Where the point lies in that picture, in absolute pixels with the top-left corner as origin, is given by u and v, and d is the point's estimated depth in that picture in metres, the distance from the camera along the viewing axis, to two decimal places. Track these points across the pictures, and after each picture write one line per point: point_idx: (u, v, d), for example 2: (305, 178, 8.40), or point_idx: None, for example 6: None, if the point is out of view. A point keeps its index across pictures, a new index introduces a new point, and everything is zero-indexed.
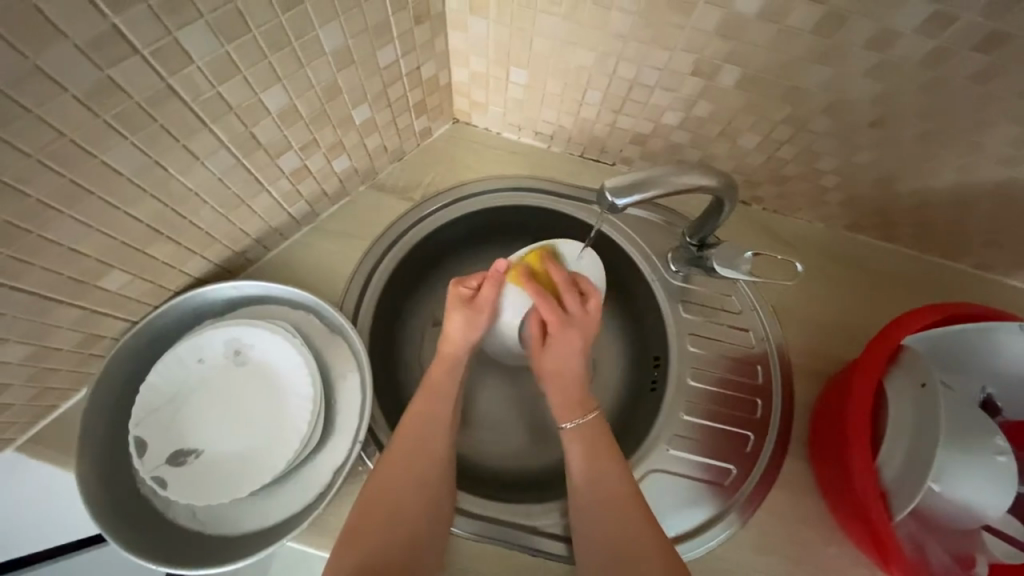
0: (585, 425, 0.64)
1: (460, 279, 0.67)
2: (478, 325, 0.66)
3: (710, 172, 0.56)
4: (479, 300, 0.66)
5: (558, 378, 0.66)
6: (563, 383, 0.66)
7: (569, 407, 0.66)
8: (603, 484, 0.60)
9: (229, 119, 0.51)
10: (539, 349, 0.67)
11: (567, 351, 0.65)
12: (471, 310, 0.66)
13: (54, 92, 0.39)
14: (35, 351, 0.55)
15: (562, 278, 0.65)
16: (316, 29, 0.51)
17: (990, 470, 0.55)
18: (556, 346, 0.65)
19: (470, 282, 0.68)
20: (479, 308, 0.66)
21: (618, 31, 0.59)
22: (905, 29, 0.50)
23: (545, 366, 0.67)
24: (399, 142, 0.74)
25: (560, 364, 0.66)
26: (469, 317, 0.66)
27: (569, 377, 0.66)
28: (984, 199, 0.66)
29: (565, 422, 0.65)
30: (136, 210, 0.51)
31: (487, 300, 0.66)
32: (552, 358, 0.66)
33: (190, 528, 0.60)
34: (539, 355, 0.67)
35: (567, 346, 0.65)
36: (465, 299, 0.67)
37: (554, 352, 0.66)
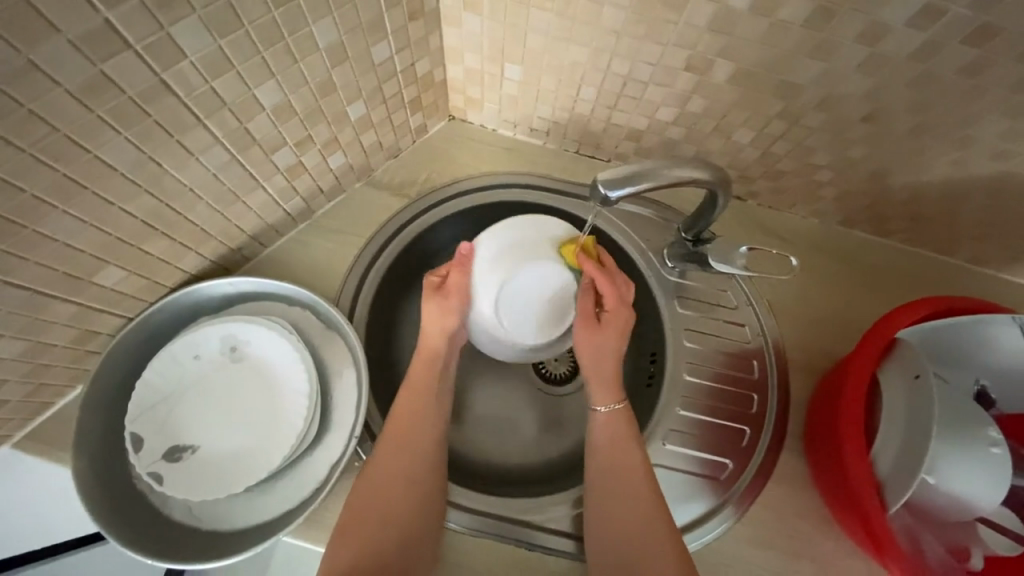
0: (620, 412, 0.63)
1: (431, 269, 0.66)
2: (450, 310, 0.63)
3: (702, 166, 0.56)
4: (449, 286, 0.63)
5: (600, 360, 0.63)
6: (605, 366, 0.63)
7: (609, 391, 0.63)
8: (604, 478, 0.61)
9: (223, 115, 0.51)
10: (589, 326, 0.63)
11: (617, 333, 0.63)
12: (441, 297, 0.63)
13: (48, 86, 0.39)
14: (30, 347, 0.55)
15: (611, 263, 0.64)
16: (310, 25, 0.51)
17: (982, 461, 0.55)
18: (609, 325, 0.63)
19: (441, 271, 0.66)
20: (448, 294, 0.63)
21: (611, 27, 0.59)
22: (895, 23, 0.51)
23: (592, 344, 0.63)
24: (394, 139, 0.74)
25: (604, 345, 0.63)
26: (441, 305, 0.63)
27: (611, 361, 0.64)
28: (976, 193, 0.66)
29: (600, 404, 0.63)
30: (131, 206, 0.51)
31: (456, 285, 0.63)
32: (599, 337, 0.63)
33: (186, 524, 0.60)
34: (584, 331, 0.63)
35: (619, 326, 0.63)
36: (437, 288, 0.64)
37: (604, 332, 0.63)
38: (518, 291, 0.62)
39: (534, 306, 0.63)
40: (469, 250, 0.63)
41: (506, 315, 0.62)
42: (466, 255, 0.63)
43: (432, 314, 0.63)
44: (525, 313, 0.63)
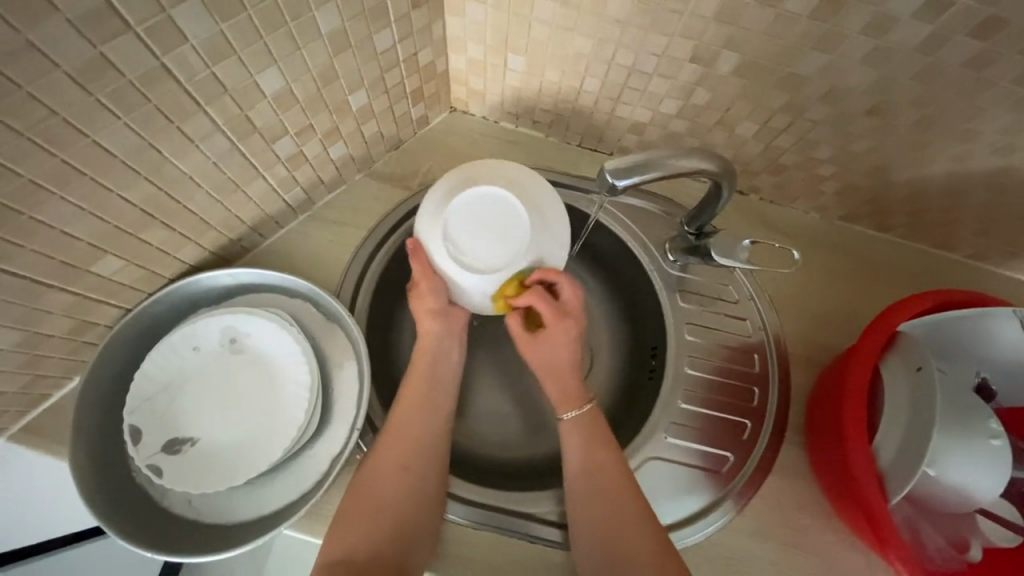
0: (581, 416, 0.63)
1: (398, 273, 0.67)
2: (425, 298, 0.64)
3: (709, 157, 0.55)
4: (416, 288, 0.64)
5: (552, 370, 0.64)
6: (557, 375, 0.64)
7: (568, 398, 0.63)
8: (600, 470, 0.60)
9: (224, 101, 0.50)
10: (528, 344, 0.64)
11: (554, 346, 0.63)
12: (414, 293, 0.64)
13: (46, 68, 0.38)
14: (27, 337, 0.54)
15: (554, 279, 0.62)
16: (312, 11, 0.50)
17: (983, 453, 0.55)
18: (545, 341, 0.63)
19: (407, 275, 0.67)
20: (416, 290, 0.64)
21: (616, 17, 0.59)
22: (902, 14, 0.51)
23: (540, 360, 0.64)
24: (395, 130, 0.74)
25: (551, 356, 0.64)
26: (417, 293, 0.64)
27: (564, 370, 0.64)
28: (976, 188, 0.66)
29: (565, 412, 0.63)
30: (129, 193, 0.51)
31: (422, 273, 0.62)
32: (540, 351, 0.64)
33: (186, 516, 0.59)
34: (527, 349, 0.65)
35: (563, 339, 0.63)
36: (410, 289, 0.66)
37: (544, 348, 0.64)
38: (474, 233, 0.61)
39: (497, 231, 0.61)
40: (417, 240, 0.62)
41: (482, 263, 0.61)
42: (416, 243, 0.62)
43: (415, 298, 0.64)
44: (496, 244, 0.61)
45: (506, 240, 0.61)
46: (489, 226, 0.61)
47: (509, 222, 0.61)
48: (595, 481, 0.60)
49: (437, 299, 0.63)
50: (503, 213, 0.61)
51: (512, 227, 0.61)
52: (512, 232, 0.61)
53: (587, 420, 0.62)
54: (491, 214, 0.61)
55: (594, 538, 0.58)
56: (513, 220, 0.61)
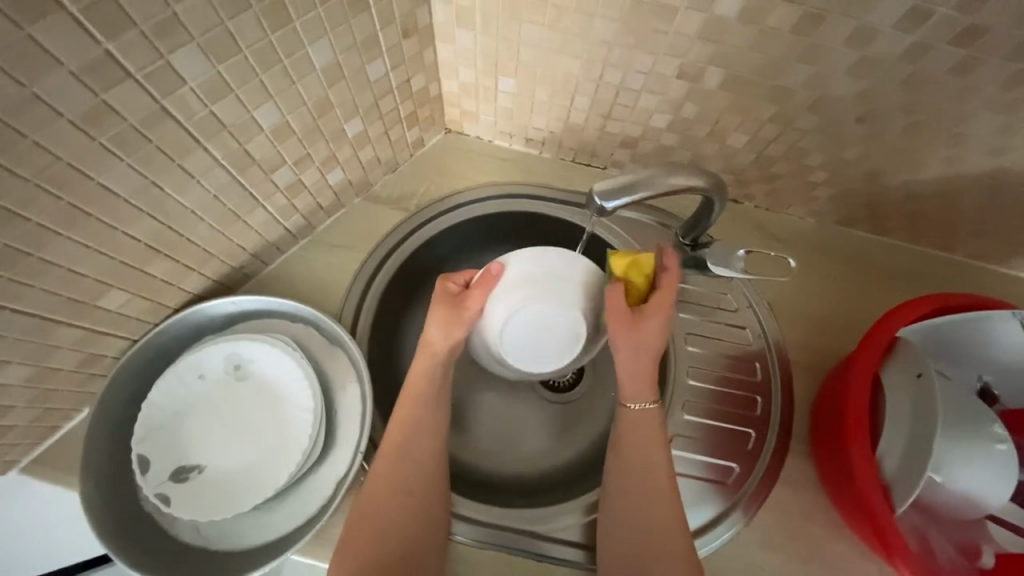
0: (647, 411, 0.61)
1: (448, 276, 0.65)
2: (457, 322, 0.63)
3: (698, 173, 0.56)
4: (464, 298, 0.63)
5: (644, 356, 0.60)
6: (647, 360, 0.60)
7: (643, 389, 0.61)
8: (629, 476, 0.60)
9: (223, 137, 0.52)
10: (634, 323, 0.59)
11: (660, 327, 0.60)
12: (455, 307, 0.63)
13: (50, 117, 0.40)
14: (37, 372, 0.55)
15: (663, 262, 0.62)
16: (306, 47, 0.52)
17: (989, 458, 0.55)
18: (655, 319, 0.59)
19: (458, 280, 0.65)
20: (462, 306, 0.63)
21: (602, 38, 0.60)
22: (882, 27, 0.51)
23: (638, 345, 0.59)
24: (392, 153, 0.75)
25: (643, 341, 0.59)
26: (452, 313, 0.63)
27: (654, 355, 0.60)
28: (970, 190, 0.66)
29: (633, 402, 0.61)
30: (132, 229, 0.52)
31: (473, 299, 0.63)
32: (646, 332, 0.59)
33: (194, 545, 0.60)
34: (625, 334, 0.59)
35: (661, 322, 0.60)
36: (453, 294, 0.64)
37: (648, 330, 0.59)
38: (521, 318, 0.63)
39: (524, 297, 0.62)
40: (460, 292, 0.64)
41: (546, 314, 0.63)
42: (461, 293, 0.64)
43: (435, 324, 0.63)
44: (534, 315, 0.62)
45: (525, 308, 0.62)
46: (505, 332, 0.64)
47: (500, 309, 0.63)
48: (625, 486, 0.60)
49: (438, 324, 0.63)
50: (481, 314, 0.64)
51: (505, 305, 0.62)
52: (512, 301, 0.62)
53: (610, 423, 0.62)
54: (483, 325, 0.64)
55: (622, 544, 0.59)
56: (500, 291, 0.63)
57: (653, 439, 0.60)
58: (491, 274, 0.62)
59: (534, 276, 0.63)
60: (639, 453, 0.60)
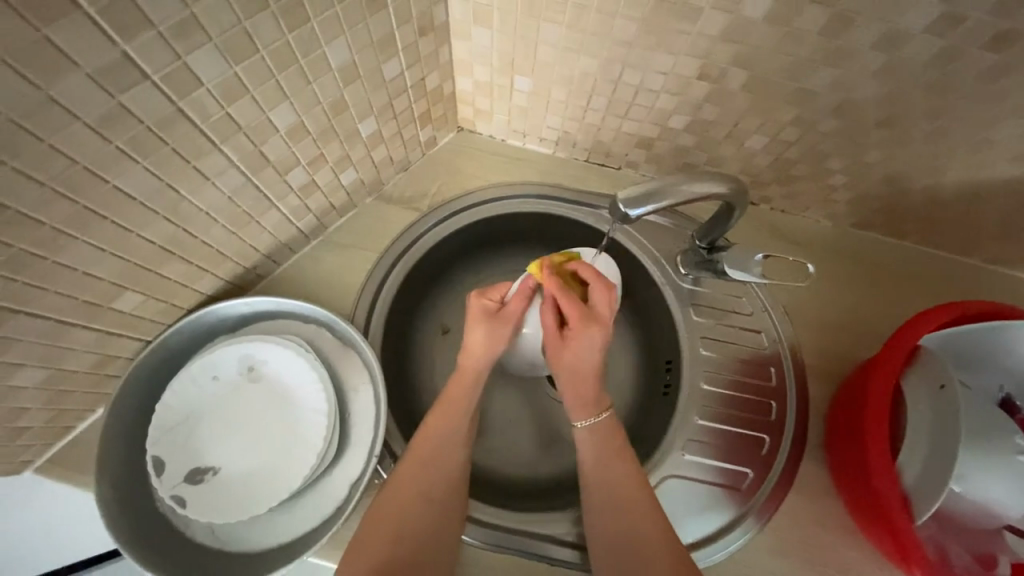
0: (601, 424, 0.62)
1: (483, 292, 0.64)
2: (501, 337, 0.63)
3: (721, 179, 0.55)
4: (508, 313, 0.64)
5: (576, 373, 0.61)
6: (581, 382, 0.61)
7: (583, 405, 0.62)
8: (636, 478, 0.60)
9: (238, 138, 0.51)
10: (556, 341, 0.62)
11: (587, 347, 0.60)
12: (497, 322, 0.63)
13: (66, 121, 0.39)
14: (51, 374, 0.55)
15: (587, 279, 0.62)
16: (323, 47, 0.51)
17: (1012, 470, 0.54)
18: (574, 339, 0.60)
19: (494, 294, 0.65)
20: (506, 321, 0.64)
21: (623, 38, 0.59)
22: (913, 30, 0.50)
23: (564, 362, 0.62)
24: (404, 153, 0.74)
25: (572, 361, 0.61)
26: (494, 330, 0.63)
27: (586, 376, 0.61)
28: (993, 195, 0.65)
29: (577, 419, 0.63)
30: (147, 232, 0.51)
31: (513, 312, 0.64)
32: (568, 351, 0.61)
33: (208, 546, 0.60)
34: (552, 349, 0.62)
35: (587, 343, 0.60)
36: (490, 312, 0.64)
37: (574, 349, 0.61)
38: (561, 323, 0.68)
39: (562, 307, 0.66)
40: (497, 306, 0.64)
41: None
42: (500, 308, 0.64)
43: (476, 342, 0.63)
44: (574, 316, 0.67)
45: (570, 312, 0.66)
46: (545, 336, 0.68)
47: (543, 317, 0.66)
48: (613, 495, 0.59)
49: (481, 337, 0.63)
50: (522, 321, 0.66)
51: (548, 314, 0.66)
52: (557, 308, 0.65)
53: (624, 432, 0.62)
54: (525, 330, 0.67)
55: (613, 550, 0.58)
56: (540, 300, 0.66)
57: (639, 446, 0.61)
58: (528, 286, 0.64)
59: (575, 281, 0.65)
60: None
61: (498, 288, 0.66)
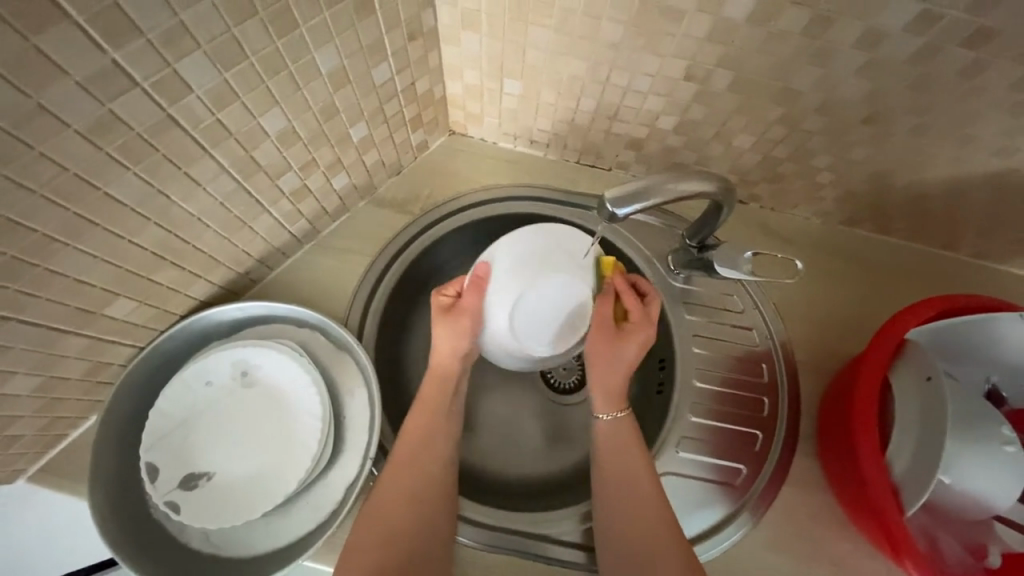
0: (623, 422, 0.63)
1: (440, 287, 0.66)
2: (463, 332, 0.64)
3: (707, 178, 0.56)
4: (461, 306, 0.64)
5: (613, 370, 0.63)
6: (614, 376, 0.63)
7: (612, 401, 0.63)
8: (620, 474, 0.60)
9: (229, 144, 0.52)
10: (609, 336, 0.62)
11: (637, 347, 0.62)
12: (452, 315, 0.64)
13: (56, 128, 0.39)
14: (44, 381, 0.55)
15: (644, 288, 0.65)
16: (312, 52, 0.51)
17: (999, 461, 0.55)
18: (631, 337, 0.62)
19: (450, 289, 0.66)
20: (461, 313, 0.64)
21: (610, 40, 0.60)
22: (893, 29, 0.51)
23: (608, 355, 0.63)
24: (396, 156, 0.75)
25: (616, 354, 0.62)
26: (452, 326, 0.64)
27: (622, 373, 0.63)
28: (977, 190, 0.66)
29: (601, 412, 0.64)
30: (139, 238, 0.52)
31: (467, 306, 0.64)
32: (625, 348, 0.62)
33: (204, 552, 0.60)
34: (598, 341, 0.63)
35: (643, 342, 0.62)
36: (448, 307, 0.65)
37: (622, 347, 0.62)
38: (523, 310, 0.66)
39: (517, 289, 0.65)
40: (451, 301, 0.65)
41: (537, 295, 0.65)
42: (454, 304, 0.65)
43: (442, 345, 0.64)
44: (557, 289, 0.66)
45: (536, 283, 0.65)
46: (510, 326, 0.66)
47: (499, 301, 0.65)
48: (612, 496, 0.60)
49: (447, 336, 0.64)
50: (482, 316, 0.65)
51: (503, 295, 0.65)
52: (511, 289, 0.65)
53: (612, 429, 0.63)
54: (489, 325, 0.65)
55: (614, 551, 0.58)
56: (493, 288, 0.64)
57: (624, 448, 0.62)
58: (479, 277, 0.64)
59: (534, 254, 0.65)
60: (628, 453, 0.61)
61: (450, 283, 0.67)
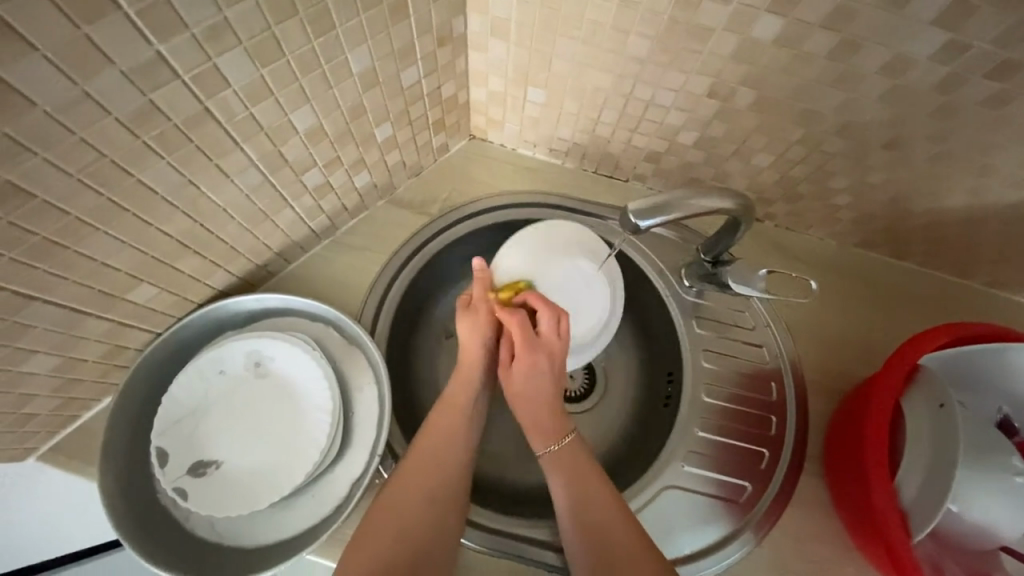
0: (564, 451, 0.61)
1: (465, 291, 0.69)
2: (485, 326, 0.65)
3: (727, 195, 0.56)
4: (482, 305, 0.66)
5: (525, 401, 0.63)
6: (532, 407, 0.63)
7: (543, 433, 0.63)
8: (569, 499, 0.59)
9: (260, 139, 0.53)
10: (506, 372, 0.65)
11: (533, 375, 0.63)
12: (473, 313, 0.66)
13: (98, 115, 0.41)
14: (63, 362, 0.56)
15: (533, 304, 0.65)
16: (346, 53, 0.52)
17: (1010, 492, 0.55)
18: (519, 369, 0.63)
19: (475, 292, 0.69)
20: (480, 312, 0.66)
21: (636, 55, 0.61)
22: (919, 57, 0.52)
23: (512, 388, 0.64)
24: (417, 158, 0.76)
25: (519, 387, 0.64)
26: (476, 317, 0.66)
27: (534, 402, 0.63)
28: (995, 219, 0.66)
29: (537, 447, 0.63)
30: (167, 226, 0.52)
31: (483, 298, 0.66)
32: (521, 380, 0.63)
33: (208, 540, 0.60)
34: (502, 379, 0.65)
35: (532, 370, 0.63)
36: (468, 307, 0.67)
37: (518, 380, 0.63)
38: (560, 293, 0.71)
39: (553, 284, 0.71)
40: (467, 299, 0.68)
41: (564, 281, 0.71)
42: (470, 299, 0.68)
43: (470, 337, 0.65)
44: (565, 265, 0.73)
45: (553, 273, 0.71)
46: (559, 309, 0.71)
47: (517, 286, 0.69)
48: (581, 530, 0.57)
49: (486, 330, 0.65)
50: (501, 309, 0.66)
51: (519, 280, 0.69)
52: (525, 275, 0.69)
53: (556, 459, 0.61)
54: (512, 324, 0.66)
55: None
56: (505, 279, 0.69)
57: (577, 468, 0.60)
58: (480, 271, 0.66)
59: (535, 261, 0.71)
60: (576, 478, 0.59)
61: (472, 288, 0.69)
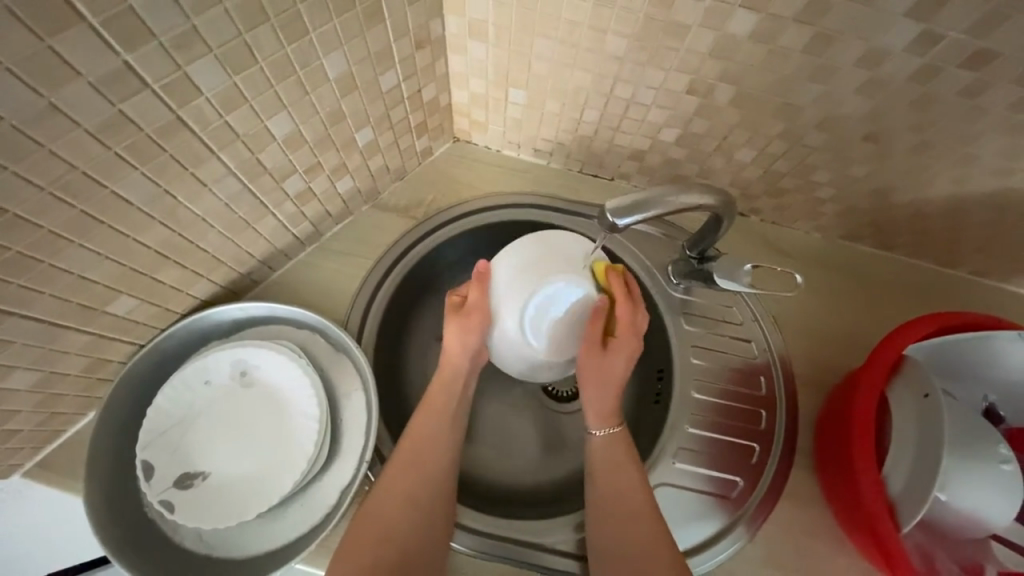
0: (615, 435, 0.63)
1: (452, 288, 0.66)
2: (472, 331, 0.63)
3: (709, 191, 0.57)
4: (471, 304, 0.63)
5: (603, 384, 0.62)
6: (607, 390, 0.62)
7: (603, 416, 0.63)
8: (605, 488, 0.61)
9: (236, 146, 0.52)
10: (598, 353, 0.62)
11: (624, 360, 0.62)
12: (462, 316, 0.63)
13: (67, 127, 0.40)
14: (44, 377, 0.55)
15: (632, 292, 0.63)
16: (321, 58, 0.52)
17: (996, 479, 0.55)
18: (617, 352, 0.62)
19: (462, 290, 0.66)
20: (470, 314, 0.62)
21: (614, 53, 0.61)
22: (893, 49, 0.52)
23: (595, 369, 0.62)
24: (401, 162, 0.75)
25: (604, 372, 0.62)
26: (461, 324, 0.63)
27: (612, 388, 0.62)
28: (977, 208, 0.67)
29: (594, 428, 0.64)
30: (144, 237, 0.52)
31: (476, 303, 0.62)
32: (611, 363, 0.62)
33: (197, 552, 0.60)
34: (589, 357, 0.62)
35: (624, 356, 0.62)
36: (457, 307, 0.64)
37: (610, 361, 0.62)
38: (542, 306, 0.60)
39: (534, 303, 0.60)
40: (458, 300, 0.64)
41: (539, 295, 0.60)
42: (459, 301, 0.64)
43: (454, 344, 0.63)
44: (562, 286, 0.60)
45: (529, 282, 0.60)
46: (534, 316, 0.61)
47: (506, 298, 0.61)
48: (606, 519, 0.59)
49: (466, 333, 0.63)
50: (493, 316, 0.62)
51: (512, 291, 0.60)
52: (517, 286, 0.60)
53: (607, 446, 0.63)
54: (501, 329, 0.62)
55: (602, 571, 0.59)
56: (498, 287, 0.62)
57: (621, 459, 0.62)
58: (481, 273, 0.62)
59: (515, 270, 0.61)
60: (614, 471, 0.61)
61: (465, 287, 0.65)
